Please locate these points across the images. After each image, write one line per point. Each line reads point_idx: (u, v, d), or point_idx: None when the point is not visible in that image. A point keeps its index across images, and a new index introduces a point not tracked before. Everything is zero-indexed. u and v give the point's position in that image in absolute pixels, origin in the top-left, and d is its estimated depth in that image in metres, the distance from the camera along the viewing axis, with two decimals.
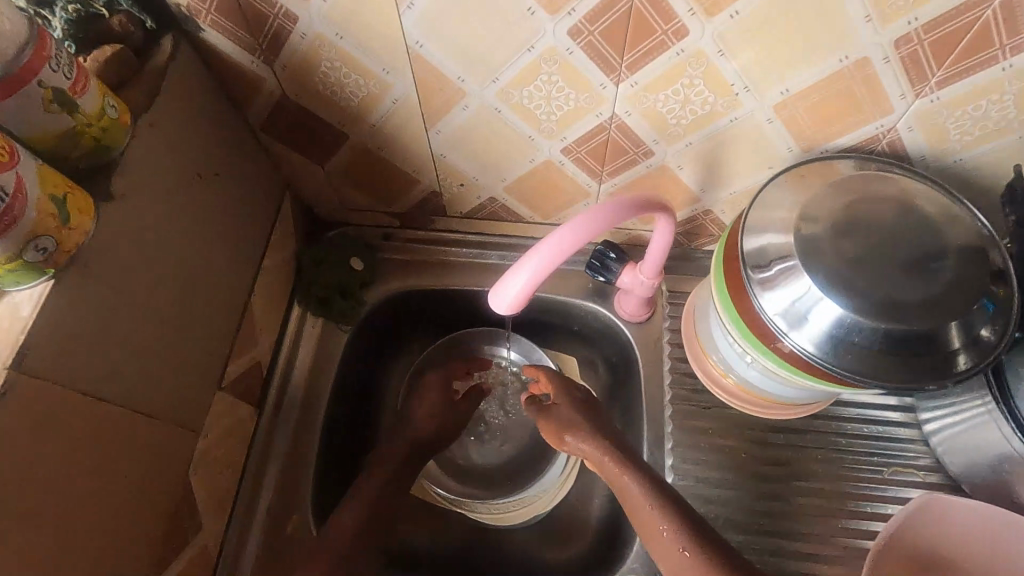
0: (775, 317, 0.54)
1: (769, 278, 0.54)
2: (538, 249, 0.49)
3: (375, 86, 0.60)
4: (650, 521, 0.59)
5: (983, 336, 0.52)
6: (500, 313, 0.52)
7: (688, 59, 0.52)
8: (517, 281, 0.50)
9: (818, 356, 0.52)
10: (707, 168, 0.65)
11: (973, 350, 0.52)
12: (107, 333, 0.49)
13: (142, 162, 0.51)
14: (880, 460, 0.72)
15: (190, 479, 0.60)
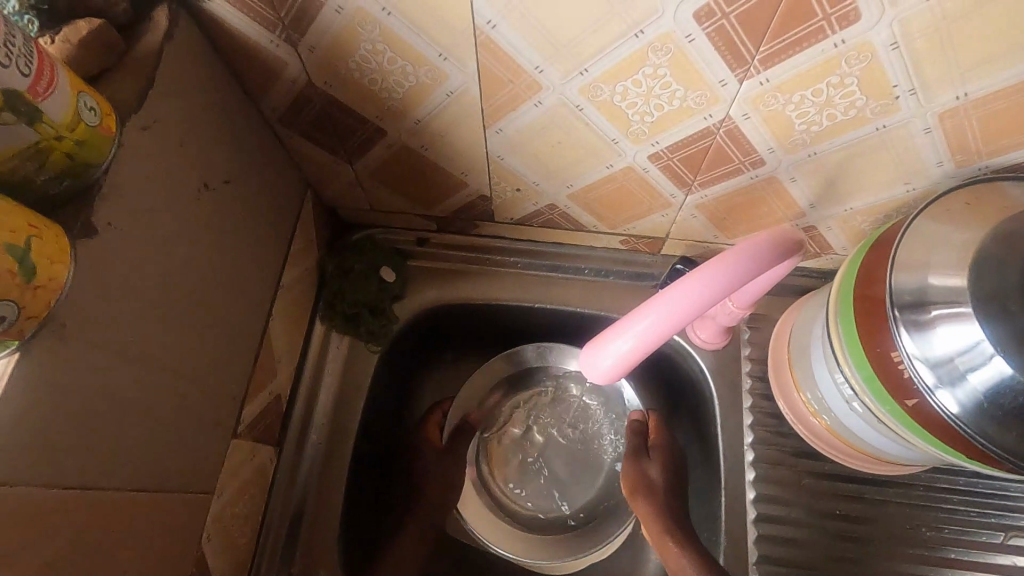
0: (919, 364, 0.42)
1: (924, 319, 0.43)
2: (650, 307, 0.41)
3: (427, 75, 0.47)
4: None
5: None
6: (592, 379, 0.44)
7: (847, 52, 0.40)
8: (622, 344, 0.42)
9: (965, 425, 0.41)
10: (826, 181, 0.54)
11: None
12: (94, 404, 0.38)
13: (133, 178, 0.39)
14: (997, 522, 0.61)
15: (203, 551, 0.50)
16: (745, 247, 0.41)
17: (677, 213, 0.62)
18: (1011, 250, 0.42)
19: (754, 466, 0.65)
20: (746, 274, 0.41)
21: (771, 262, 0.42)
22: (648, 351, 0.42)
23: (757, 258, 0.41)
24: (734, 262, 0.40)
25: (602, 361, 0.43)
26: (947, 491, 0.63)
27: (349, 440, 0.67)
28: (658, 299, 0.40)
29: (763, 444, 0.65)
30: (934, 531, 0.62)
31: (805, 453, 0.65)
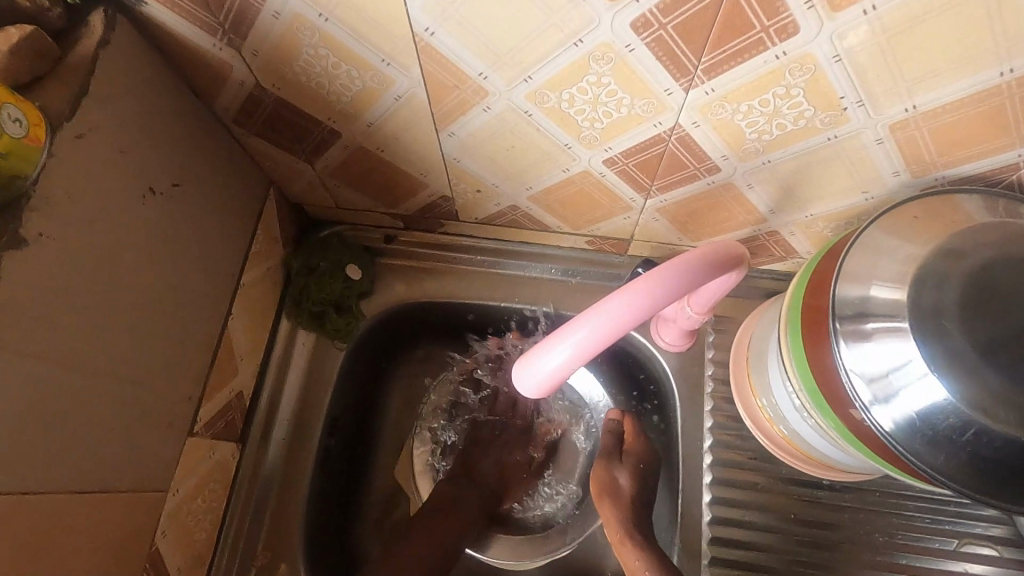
0: (855, 378, 0.42)
1: (868, 331, 0.42)
2: (579, 326, 0.39)
3: (373, 79, 0.47)
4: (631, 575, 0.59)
5: None
6: (524, 390, 0.43)
7: (789, 63, 0.39)
8: (549, 363, 0.40)
9: (898, 443, 0.41)
10: (784, 188, 0.53)
11: None
12: (32, 410, 0.38)
13: (67, 187, 0.39)
14: (951, 529, 0.61)
15: (157, 546, 0.52)
16: (674, 265, 0.40)
17: (639, 216, 0.61)
18: (956, 267, 0.41)
19: (713, 469, 0.65)
20: (675, 292, 0.40)
21: (700, 279, 0.41)
22: (576, 369, 0.41)
23: (686, 276, 0.40)
24: (663, 281, 0.39)
25: (530, 376, 0.42)
26: (902, 499, 0.63)
27: (313, 436, 0.68)
28: (585, 319, 0.39)
29: (722, 447, 0.66)
30: (888, 536, 0.62)
31: (764, 457, 0.65)
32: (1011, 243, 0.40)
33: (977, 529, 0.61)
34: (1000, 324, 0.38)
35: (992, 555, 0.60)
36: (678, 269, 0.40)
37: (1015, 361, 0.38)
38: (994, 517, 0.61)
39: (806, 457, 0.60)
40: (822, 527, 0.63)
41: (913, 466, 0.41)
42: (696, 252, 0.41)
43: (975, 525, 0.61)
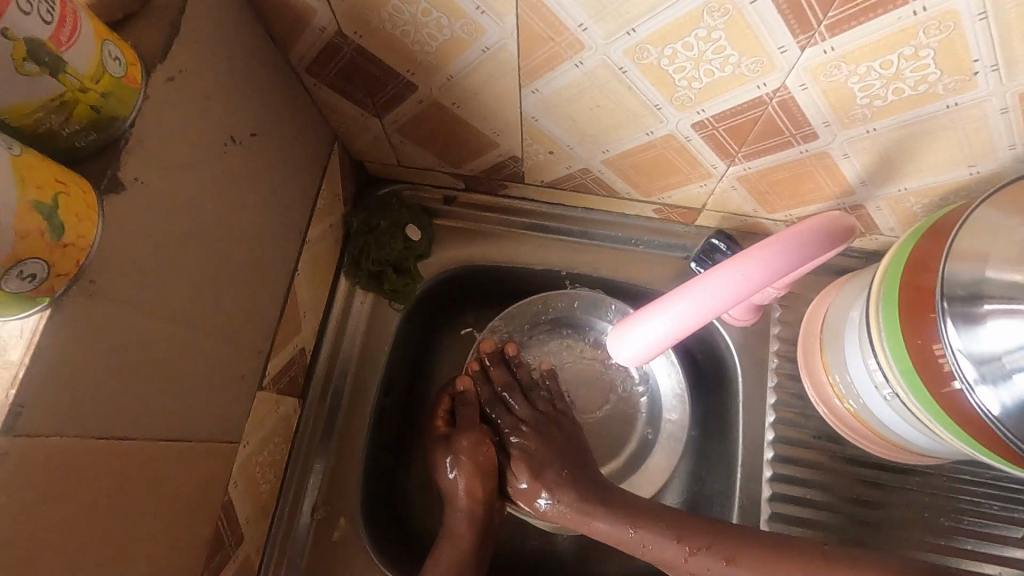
0: (963, 359, 0.41)
1: (984, 315, 0.40)
2: (674, 303, 0.41)
3: (462, 28, 0.44)
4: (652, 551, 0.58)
5: None
6: (624, 362, 0.45)
7: (926, 20, 0.36)
8: (643, 337, 0.43)
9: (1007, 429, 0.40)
10: (883, 159, 0.50)
11: None
12: (125, 357, 0.38)
13: (159, 133, 0.38)
14: (1018, 518, 0.60)
15: (229, 496, 0.52)
16: (779, 242, 0.38)
17: (717, 184, 0.59)
18: None
19: (774, 446, 0.64)
20: (780, 272, 0.39)
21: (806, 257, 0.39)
22: (673, 343, 0.43)
23: (793, 254, 0.38)
24: (765, 261, 0.38)
25: (624, 349, 0.44)
26: (966, 485, 0.62)
27: (370, 395, 0.68)
28: (679, 298, 0.40)
29: (784, 424, 0.65)
30: (951, 521, 0.61)
31: (828, 437, 0.64)
32: None
33: None
34: None
35: None
36: (784, 246, 0.38)
37: None
38: None
39: (875, 437, 0.59)
40: (886, 510, 0.62)
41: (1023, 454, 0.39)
42: (808, 226, 0.39)
43: None
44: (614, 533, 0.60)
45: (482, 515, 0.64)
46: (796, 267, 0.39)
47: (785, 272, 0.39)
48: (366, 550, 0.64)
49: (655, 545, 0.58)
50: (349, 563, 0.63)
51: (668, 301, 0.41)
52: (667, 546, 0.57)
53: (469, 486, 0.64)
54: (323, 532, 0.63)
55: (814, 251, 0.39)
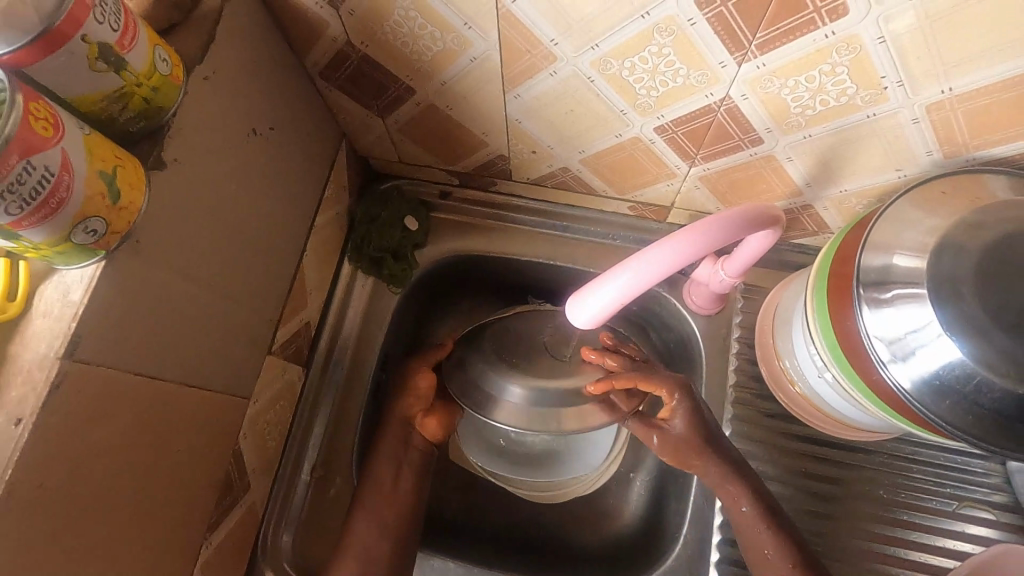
0: (876, 342, 0.47)
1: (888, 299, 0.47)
2: (623, 269, 0.46)
3: (453, 41, 0.52)
4: (730, 494, 0.62)
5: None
6: (578, 324, 0.50)
7: (837, 43, 0.43)
8: (593, 306, 0.48)
9: (917, 401, 0.46)
10: (821, 163, 0.57)
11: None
12: (161, 310, 0.45)
13: (195, 123, 0.46)
14: (950, 492, 0.66)
15: (239, 446, 0.59)
16: (698, 227, 0.46)
17: (682, 183, 0.66)
18: (975, 237, 0.45)
19: (733, 423, 0.70)
20: (699, 251, 0.46)
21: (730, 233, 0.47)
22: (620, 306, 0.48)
23: (709, 238, 0.46)
24: (688, 241, 0.45)
25: (579, 317, 0.50)
26: (905, 462, 0.68)
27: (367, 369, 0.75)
28: (622, 271, 0.46)
29: (742, 403, 0.71)
30: (891, 494, 0.67)
31: (781, 416, 0.70)
32: None
33: (972, 493, 0.66)
34: (1011, 291, 0.43)
35: (989, 519, 0.65)
36: (702, 230, 0.46)
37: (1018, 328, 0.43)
38: (993, 485, 0.66)
39: (821, 415, 0.66)
40: (834, 484, 0.68)
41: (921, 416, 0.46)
42: (720, 218, 0.47)
43: (972, 490, 0.66)
44: (703, 468, 0.63)
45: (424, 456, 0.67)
46: (711, 250, 0.47)
47: (704, 253, 0.47)
48: None
49: (736, 487, 0.62)
50: (343, 519, 0.69)
51: (612, 274, 0.47)
52: (740, 495, 0.61)
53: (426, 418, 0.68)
54: (321, 490, 0.70)
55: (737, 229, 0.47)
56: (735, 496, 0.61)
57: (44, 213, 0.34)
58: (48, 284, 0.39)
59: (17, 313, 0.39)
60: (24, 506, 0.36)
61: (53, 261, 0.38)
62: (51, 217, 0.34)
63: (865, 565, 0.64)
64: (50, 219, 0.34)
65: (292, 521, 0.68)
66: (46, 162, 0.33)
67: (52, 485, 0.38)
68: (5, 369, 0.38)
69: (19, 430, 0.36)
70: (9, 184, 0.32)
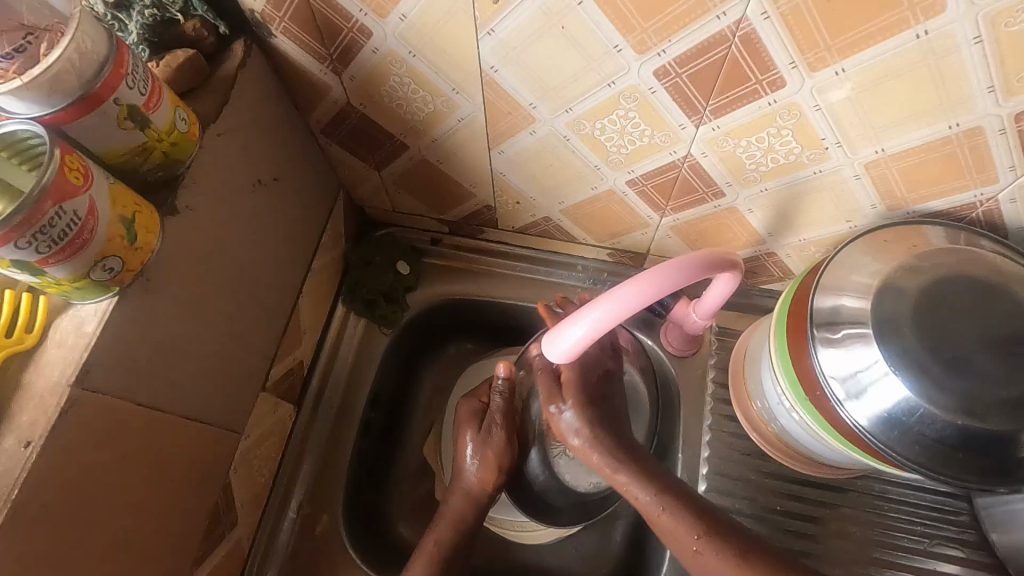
0: (831, 380, 0.51)
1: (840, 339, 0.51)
2: (596, 306, 0.51)
3: (443, 104, 0.58)
4: (663, 525, 0.58)
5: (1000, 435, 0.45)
6: (555, 356, 0.55)
7: (780, 109, 0.49)
8: (562, 343, 0.54)
9: (870, 433, 0.49)
10: (779, 214, 0.62)
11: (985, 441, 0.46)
12: (166, 344, 0.49)
13: (207, 175, 0.51)
14: (921, 530, 0.68)
15: (229, 479, 0.61)
16: (647, 274, 0.50)
17: (655, 232, 0.71)
18: (911, 282, 0.50)
19: (709, 460, 0.73)
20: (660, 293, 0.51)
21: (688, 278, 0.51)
22: (592, 340, 0.53)
23: (661, 283, 0.50)
24: (637, 287, 0.50)
25: (555, 350, 0.55)
26: (877, 501, 0.70)
27: (357, 408, 0.78)
28: (591, 309, 0.51)
29: (718, 442, 0.73)
30: (865, 531, 0.69)
31: (757, 455, 0.72)
32: (959, 266, 0.50)
33: (943, 531, 0.68)
34: (943, 333, 0.48)
35: (959, 556, 0.66)
36: (652, 276, 0.50)
37: (953, 363, 0.47)
38: (964, 523, 0.68)
39: (793, 453, 0.68)
40: (808, 521, 0.69)
41: (875, 447, 0.49)
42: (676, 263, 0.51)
43: (943, 528, 0.68)
44: (650, 504, 0.59)
45: (483, 502, 0.66)
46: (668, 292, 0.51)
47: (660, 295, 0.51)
48: (344, 546, 0.71)
49: (673, 516, 0.58)
50: (329, 557, 0.70)
51: (583, 312, 0.52)
52: (686, 520, 0.57)
53: (480, 472, 0.65)
54: (307, 528, 0.71)
55: (694, 274, 0.52)
56: (677, 532, 0.58)
57: (69, 251, 0.38)
58: (64, 318, 0.43)
59: (33, 344, 0.42)
60: (27, 525, 0.39)
61: (72, 296, 0.41)
62: (75, 256, 0.38)
63: None
64: (73, 257, 0.38)
65: (278, 556, 0.69)
66: (75, 207, 0.38)
67: (54, 506, 0.40)
68: (19, 396, 0.41)
69: (29, 452, 0.39)
70: (42, 227, 0.36)
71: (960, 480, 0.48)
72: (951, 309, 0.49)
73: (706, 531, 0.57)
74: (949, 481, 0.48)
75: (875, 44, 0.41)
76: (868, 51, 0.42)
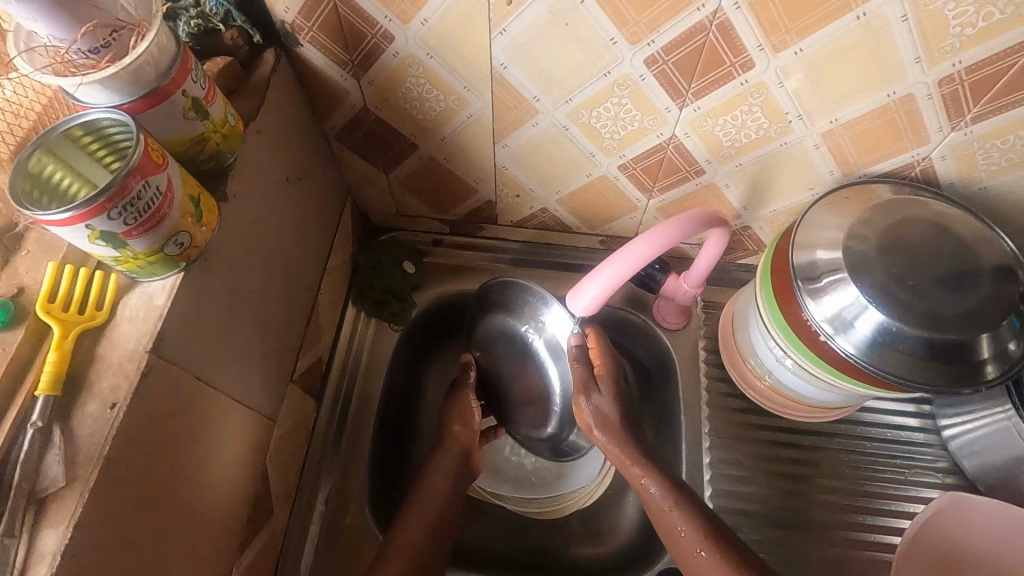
0: (821, 322, 0.59)
1: (818, 291, 0.59)
2: (612, 263, 0.57)
3: (454, 101, 0.64)
4: (669, 520, 0.67)
5: (961, 353, 0.56)
6: (577, 309, 0.61)
7: (750, 88, 0.58)
8: (580, 302, 0.60)
9: (859, 359, 0.57)
10: (751, 187, 0.71)
11: (947, 362, 0.56)
12: (219, 323, 0.52)
13: (247, 167, 0.55)
14: (902, 463, 0.76)
15: (266, 467, 0.63)
16: (637, 241, 0.56)
17: (643, 215, 0.78)
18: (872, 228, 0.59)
19: (709, 421, 0.79)
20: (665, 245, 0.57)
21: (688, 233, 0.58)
22: (612, 291, 0.59)
23: (650, 246, 0.56)
24: (635, 251, 0.56)
25: (581, 304, 0.60)
26: (862, 443, 0.78)
27: (376, 400, 0.80)
28: (608, 265, 0.57)
29: (715, 404, 0.80)
30: (855, 470, 0.76)
31: (751, 411, 0.79)
32: (908, 212, 0.59)
33: (918, 461, 0.76)
34: (902, 266, 0.57)
35: (936, 482, 0.75)
36: (623, 256, 0.56)
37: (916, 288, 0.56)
38: (936, 452, 0.77)
39: (784, 402, 0.76)
40: (803, 466, 0.76)
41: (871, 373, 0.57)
42: (646, 235, 0.56)
43: (918, 458, 0.76)
44: (661, 497, 0.68)
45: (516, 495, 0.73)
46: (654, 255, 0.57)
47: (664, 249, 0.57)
48: (374, 533, 0.73)
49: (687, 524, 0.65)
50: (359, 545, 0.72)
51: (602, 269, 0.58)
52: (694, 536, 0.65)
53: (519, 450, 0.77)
54: (336, 517, 0.73)
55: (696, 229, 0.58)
56: (681, 532, 0.66)
57: (148, 225, 0.42)
58: (131, 295, 0.46)
59: (104, 320, 0.45)
60: (116, 484, 0.41)
61: (142, 272, 0.45)
62: (153, 229, 0.42)
63: (841, 535, 0.73)
64: (152, 231, 0.42)
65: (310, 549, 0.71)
66: (156, 183, 0.41)
67: (134, 467, 0.42)
68: (94, 367, 0.43)
69: (114, 413, 0.41)
70: (132, 199, 0.40)
71: (938, 387, 0.56)
72: (906, 249, 0.58)
73: (709, 543, 0.64)
74: (935, 389, 0.56)
75: (825, 26, 0.51)
76: (820, 32, 0.51)
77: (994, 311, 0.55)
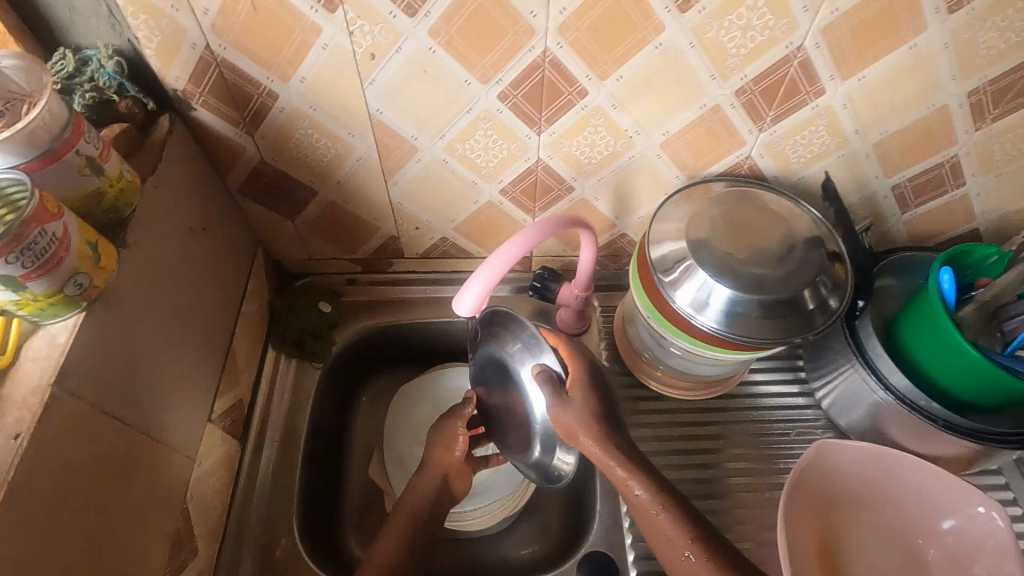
0: (684, 307, 0.67)
1: (674, 279, 0.68)
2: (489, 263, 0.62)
3: (342, 147, 0.72)
4: (661, 523, 0.62)
5: (795, 309, 0.66)
6: (462, 313, 0.65)
7: (590, 112, 0.68)
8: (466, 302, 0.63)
9: (719, 330, 0.66)
10: (617, 198, 0.81)
11: (786, 317, 0.66)
12: (126, 361, 0.55)
13: (148, 218, 0.60)
14: (789, 425, 0.85)
15: (188, 505, 0.65)
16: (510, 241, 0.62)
17: None
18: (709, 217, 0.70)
19: None
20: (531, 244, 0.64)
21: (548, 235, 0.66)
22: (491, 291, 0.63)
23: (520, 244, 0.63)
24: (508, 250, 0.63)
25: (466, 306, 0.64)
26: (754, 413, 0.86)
27: (301, 436, 0.83)
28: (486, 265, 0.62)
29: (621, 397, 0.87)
30: (750, 438, 0.84)
31: (653, 399, 0.87)
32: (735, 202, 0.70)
33: (802, 422, 0.86)
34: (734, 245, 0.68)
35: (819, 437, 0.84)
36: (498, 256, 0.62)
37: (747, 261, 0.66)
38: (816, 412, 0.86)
39: (678, 383, 0.86)
40: (706, 442, 0.84)
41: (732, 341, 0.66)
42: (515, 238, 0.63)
43: (801, 420, 0.86)
44: (649, 501, 0.63)
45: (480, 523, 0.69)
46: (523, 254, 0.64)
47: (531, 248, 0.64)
48: (306, 563, 0.74)
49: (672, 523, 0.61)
50: None
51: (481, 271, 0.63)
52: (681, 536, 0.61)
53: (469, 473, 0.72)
54: (266, 553, 0.74)
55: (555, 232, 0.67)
56: (671, 536, 0.61)
57: (45, 267, 0.46)
58: (35, 338, 0.50)
59: (7, 363, 0.48)
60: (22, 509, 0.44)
61: (43, 315, 0.49)
62: (50, 272, 0.46)
63: (744, 497, 0.80)
64: (49, 273, 0.46)
65: None
66: (52, 230, 0.46)
67: (41, 494, 0.45)
68: None
69: (18, 443, 0.44)
70: (28, 244, 0.44)
71: (784, 341, 0.66)
72: (737, 230, 0.69)
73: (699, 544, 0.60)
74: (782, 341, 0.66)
75: (634, 55, 0.62)
76: (631, 62, 0.63)
77: (811, 269, 0.67)
